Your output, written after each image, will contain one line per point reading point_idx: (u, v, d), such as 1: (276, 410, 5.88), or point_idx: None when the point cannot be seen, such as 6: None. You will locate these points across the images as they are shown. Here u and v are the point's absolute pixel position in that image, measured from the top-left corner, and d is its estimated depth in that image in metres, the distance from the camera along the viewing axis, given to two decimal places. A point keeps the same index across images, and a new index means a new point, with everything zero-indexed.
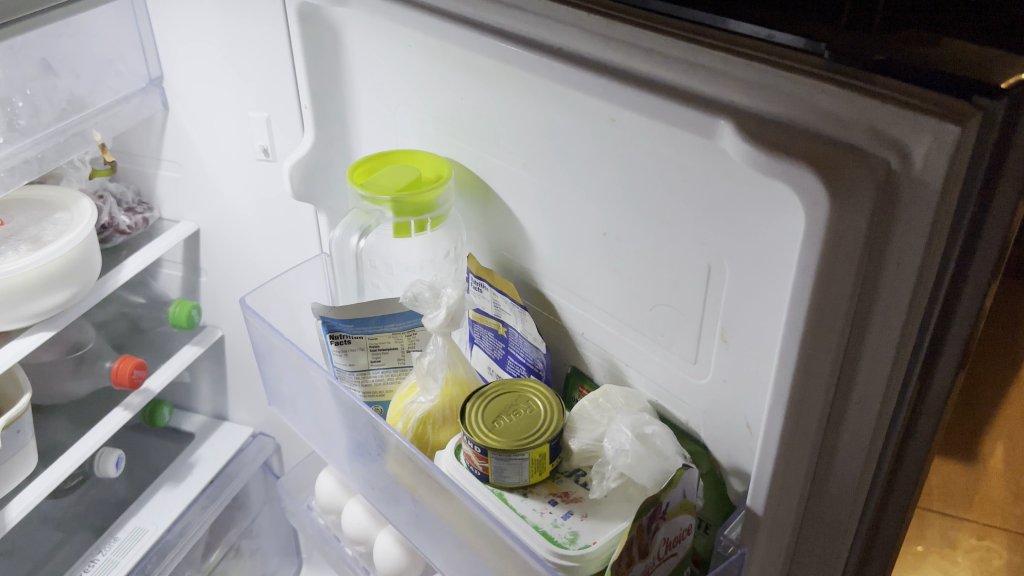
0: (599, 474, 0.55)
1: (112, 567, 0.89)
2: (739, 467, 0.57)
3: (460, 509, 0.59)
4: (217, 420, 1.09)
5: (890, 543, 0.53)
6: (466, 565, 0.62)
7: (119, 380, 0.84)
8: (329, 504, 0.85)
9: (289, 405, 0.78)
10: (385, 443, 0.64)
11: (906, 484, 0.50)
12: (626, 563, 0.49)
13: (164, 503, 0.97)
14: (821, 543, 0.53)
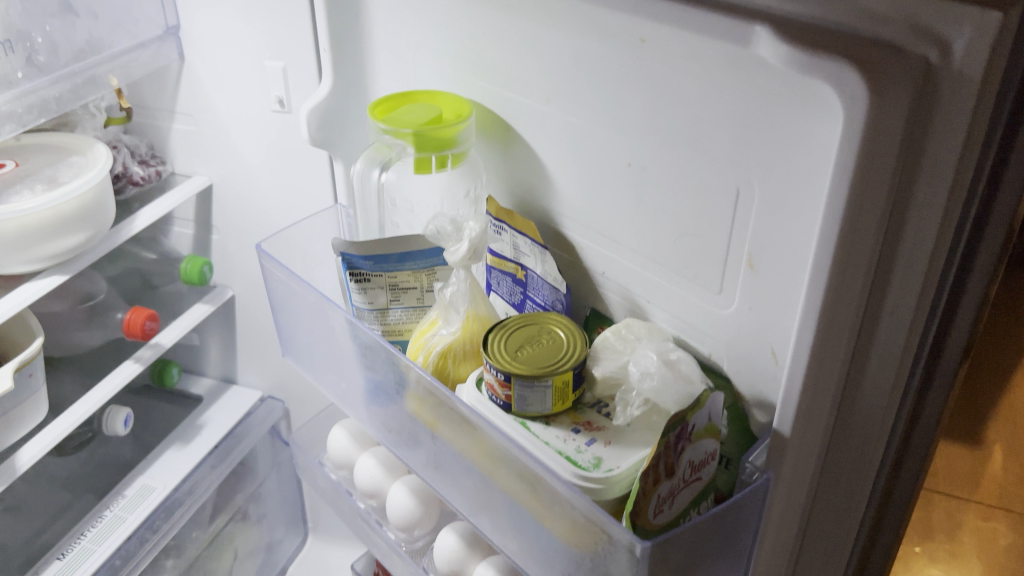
0: (623, 401, 0.55)
1: (120, 524, 0.88)
2: (763, 398, 0.56)
3: (482, 441, 0.59)
4: (226, 384, 1.08)
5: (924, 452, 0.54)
6: (487, 499, 0.62)
7: (131, 331, 0.84)
8: (341, 459, 0.85)
9: (303, 353, 0.78)
10: (405, 380, 0.64)
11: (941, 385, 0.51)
12: (653, 481, 0.48)
13: (172, 462, 0.96)
14: (845, 469, 0.53)
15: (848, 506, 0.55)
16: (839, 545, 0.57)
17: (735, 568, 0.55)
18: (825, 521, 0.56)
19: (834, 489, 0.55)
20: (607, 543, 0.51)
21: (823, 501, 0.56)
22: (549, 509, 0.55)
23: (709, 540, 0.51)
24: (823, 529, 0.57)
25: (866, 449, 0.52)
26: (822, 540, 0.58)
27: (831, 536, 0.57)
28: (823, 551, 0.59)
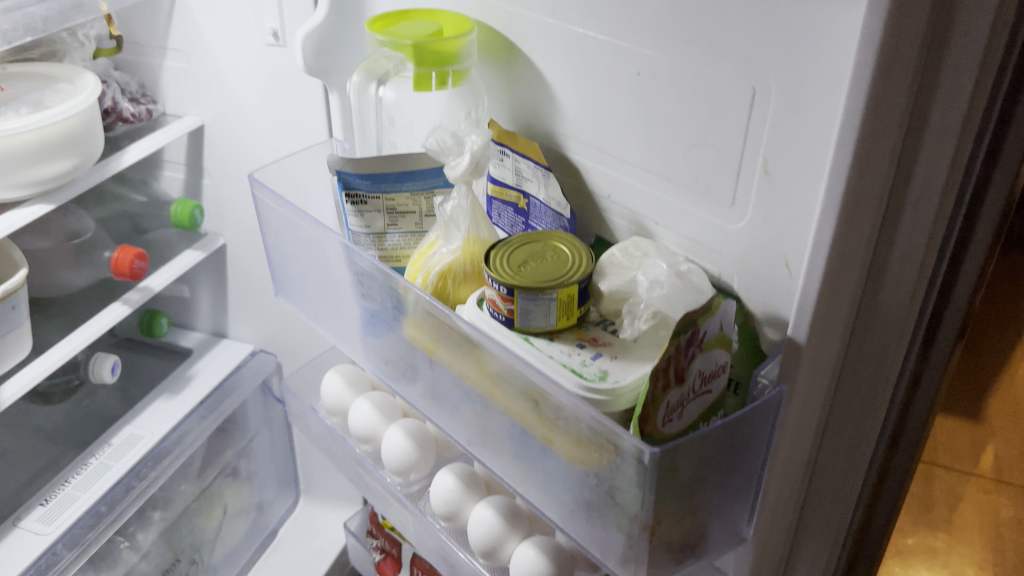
0: (630, 315, 0.52)
1: (106, 471, 0.85)
2: (775, 315, 0.54)
3: (484, 362, 0.57)
4: (216, 338, 1.05)
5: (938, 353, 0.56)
6: (489, 425, 0.60)
7: (120, 270, 0.81)
8: (335, 406, 0.82)
9: (296, 290, 0.76)
10: (403, 305, 0.62)
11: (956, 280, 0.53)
12: (662, 386, 0.46)
13: (161, 412, 0.93)
14: (868, 365, 0.54)
15: (868, 407, 0.55)
16: (857, 454, 0.57)
17: (749, 481, 0.53)
18: (845, 426, 0.56)
19: (855, 386, 0.55)
20: (615, 455, 0.49)
21: (843, 403, 0.56)
22: (554, 426, 0.53)
23: (717, 448, 0.49)
24: (842, 439, 0.57)
25: (889, 342, 0.52)
26: (839, 451, 0.58)
27: (849, 445, 0.57)
28: (841, 465, 0.58)
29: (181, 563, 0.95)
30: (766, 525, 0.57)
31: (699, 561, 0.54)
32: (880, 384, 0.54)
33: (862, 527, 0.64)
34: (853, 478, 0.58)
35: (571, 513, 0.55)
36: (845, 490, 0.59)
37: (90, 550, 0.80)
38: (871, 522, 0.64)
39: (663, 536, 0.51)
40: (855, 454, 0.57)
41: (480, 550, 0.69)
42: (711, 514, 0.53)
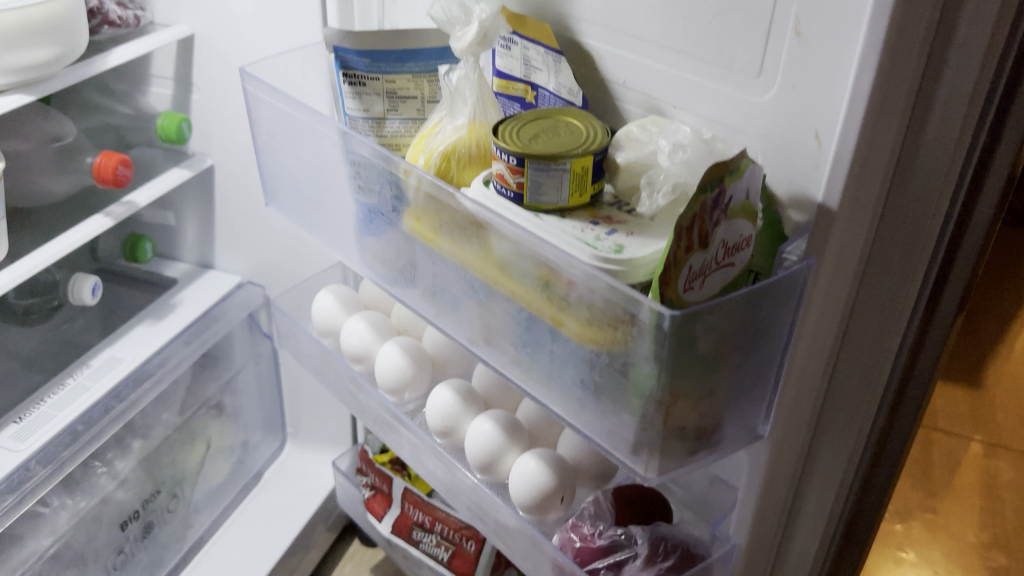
0: (648, 190, 0.49)
1: (84, 391, 0.81)
2: (802, 196, 0.50)
3: (490, 244, 0.53)
4: (202, 269, 1.01)
5: (979, 234, 0.52)
6: (493, 319, 0.56)
7: (103, 176, 0.77)
8: (326, 326, 0.79)
9: (290, 196, 0.72)
10: (403, 193, 0.58)
11: (1002, 151, 0.49)
12: (685, 249, 0.42)
13: (144, 336, 0.90)
14: (892, 267, 0.51)
15: (890, 317, 0.52)
16: (874, 374, 0.54)
17: (766, 376, 0.50)
18: (863, 341, 0.53)
19: (876, 293, 0.52)
20: (632, 327, 0.46)
21: (862, 313, 0.53)
22: (567, 305, 0.49)
23: (738, 324, 0.46)
24: (859, 355, 0.54)
25: (916, 240, 0.49)
26: (855, 371, 0.54)
27: (866, 363, 0.54)
28: (857, 387, 0.55)
29: (162, 495, 0.92)
30: (778, 439, 0.54)
31: (711, 457, 0.51)
32: (905, 289, 0.51)
33: (870, 472, 0.60)
34: (869, 402, 0.55)
35: (579, 401, 0.52)
36: (859, 415, 0.55)
37: (64, 469, 0.76)
38: (878, 469, 0.60)
39: (678, 420, 0.48)
40: (872, 373, 0.54)
41: (478, 463, 0.66)
42: (728, 404, 0.50)
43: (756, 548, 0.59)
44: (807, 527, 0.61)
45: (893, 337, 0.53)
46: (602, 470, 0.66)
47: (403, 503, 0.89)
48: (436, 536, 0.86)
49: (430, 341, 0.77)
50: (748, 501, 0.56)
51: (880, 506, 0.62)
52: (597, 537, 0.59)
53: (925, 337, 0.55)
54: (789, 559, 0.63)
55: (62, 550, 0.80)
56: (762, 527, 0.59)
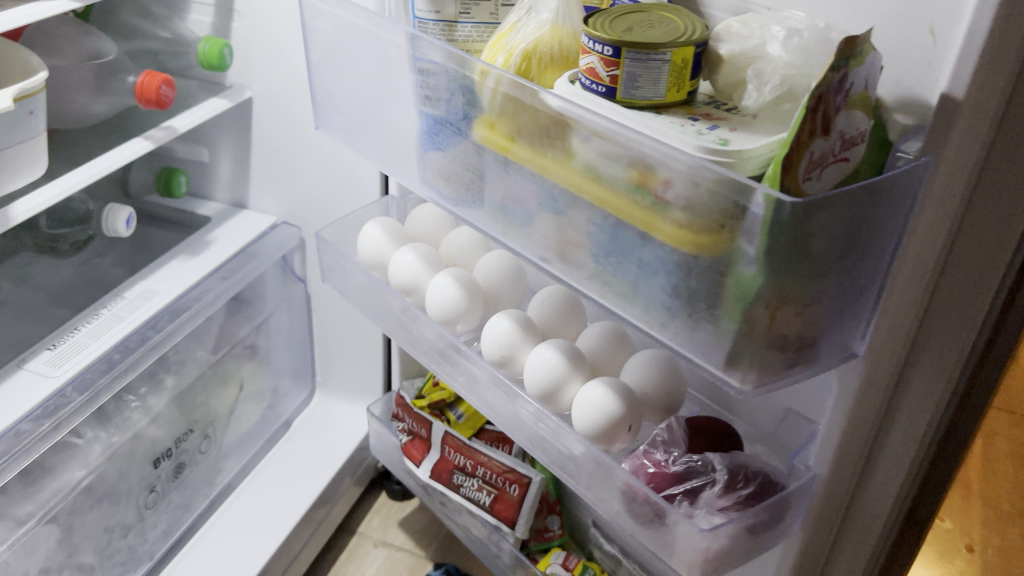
0: (754, 83, 0.47)
1: (119, 321, 0.78)
2: (914, 98, 0.46)
3: (574, 147, 0.50)
4: (236, 209, 0.98)
5: None
6: (569, 230, 0.54)
7: (145, 96, 0.74)
8: (373, 258, 0.76)
9: (343, 116, 0.69)
10: (475, 99, 0.55)
11: None
12: (808, 133, 0.40)
13: (179, 269, 0.87)
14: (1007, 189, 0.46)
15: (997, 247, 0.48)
16: (974, 309, 0.50)
17: (868, 289, 0.47)
18: (965, 272, 0.49)
19: (987, 218, 0.47)
20: (738, 222, 0.43)
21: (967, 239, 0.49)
22: (660, 206, 0.47)
23: (851, 221, 0.43)
24: (959, 288, 0.50)
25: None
26: (952, 306, 0.50)
27: (966, 296, 0.50)
28: (954, 324, 0.51)
29: (194, 435, 0.90)
30: (872, 361, 0.51)
31: (808, 372, 0.48)
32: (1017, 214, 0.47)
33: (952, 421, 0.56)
34: (964, 341, 0.51)
35: (666, 313, 0.49)
36: (953, 354, 0.52)
37: (101, 397, 0.74)
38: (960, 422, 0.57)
39: (781, 328, 0.45)
40: (973, 310, 0.50)
41: (539, 391, 0.64)
42: (833, 314, 0.47)
43: (835, 479, 0.57)
44: (886, 475, 0.57)
45: (999, 268, 0.49)
46: (669, 402, 0.64)
47: (444, 447, 0.86)
48: (478, 480, 0.84)
49: (483, 273, 0.74)
50: (835, 424, 0.54)
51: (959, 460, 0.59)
52: (671, 464, 0.58)
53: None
54: (860, 510, 0.60)
55: (95, 484, 0.78)
56: (845, 457, 0.56)
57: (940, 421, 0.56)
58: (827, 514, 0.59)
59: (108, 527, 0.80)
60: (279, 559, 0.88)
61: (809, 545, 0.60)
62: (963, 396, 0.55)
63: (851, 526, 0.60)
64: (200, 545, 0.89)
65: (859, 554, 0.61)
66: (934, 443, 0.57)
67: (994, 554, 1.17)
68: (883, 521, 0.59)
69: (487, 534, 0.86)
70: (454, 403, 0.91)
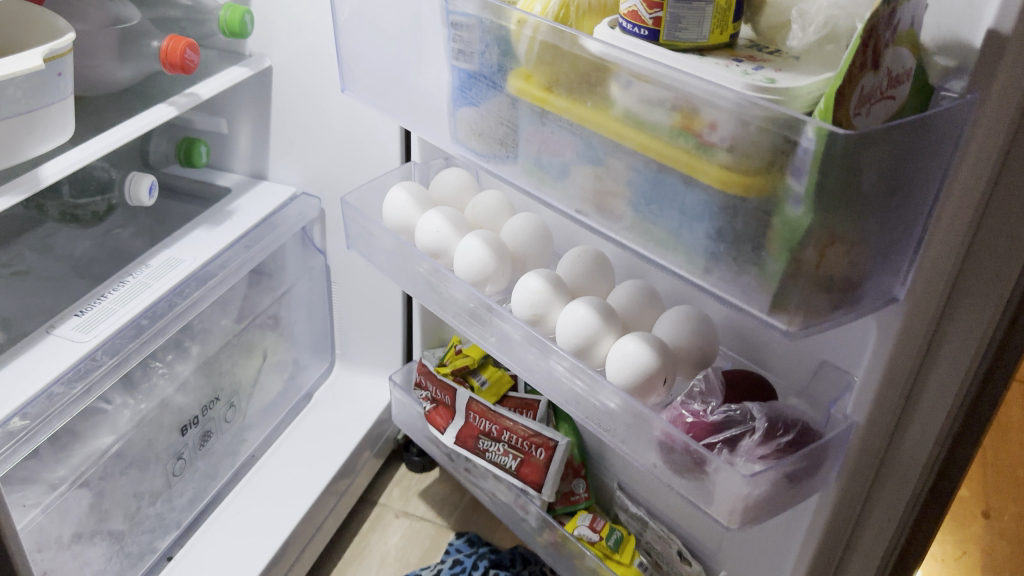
0: (799, 24, 0.48)
1: (146, 289, 0.78)
2: (957, 36, 0.45)
3: (615, 93, 0.50)
4: (255, 180, 0.98)
5: None
6: (608, 181, 0.54)
7: (170, 61, 0.74)
8: (399, 223, 0.76)
9: (369, 76, 0.69)
10: (511, 50, 0.55)
11: None
12: (859, 67, 0.40)
13: (203, 238, 0.87)
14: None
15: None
16: (1015, 252, 0.50)
17: (912, 230, 0.47)
18: (1007, 215, 0.50)
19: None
20: (787, 159, 0.43)
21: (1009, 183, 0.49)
22: (704, 148, 0.47)
23: (900, 157, 0.43)
24: (1000, 232, 0.50)
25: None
26: (994, 250, 0.51)
27: (1007, 240, 0.50)
28: (994, 267, 0.51)
29: (220, 403, 0.91)
30: (912, 306, 0.51)
31: (852, 315, 0.48)
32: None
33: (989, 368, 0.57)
34: (1005, 285, 0.51)
35: (708, 257, 0.49)
36: (993, 298, 0.52)
37: (130, 361, 0.74)
38: (996, 371, 0.57)
39: (829, 268, 0.45)
40: (1014, 253, 0.50)
41: (573, 347, 0.64)
42: (877, 255, 0.46)
43: (872, 428, 0.57)
44: (924, 422, 0.58)
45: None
46: (702, 356, 0.64)
47: (468, 413, 0.87)
48: (503, 445, 0.84)
49: (510, 236, 0.74)
50: (873, 371, 0.54)
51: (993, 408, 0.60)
52: (710, 414, 0.58)
53: None
54: (897, 457, 0.61)
55: (125, 449, 0.78)
56: (881, 407, 0.56)
57: (977, 369, 0.56)
58: (864, 463, 0.60)
59: (138, 493, 0.80)
60: (305, 527, 0.88)
61: (846, 493, 0.61)
62: (1000, 345, 0.56)
63: (888, 474, 0.61)
64: (226, 513, 0.90)
65: (896, 502, 0.62)
66: (971, 391, 0.58)
67: (1010, 519, 1.20)
68: (920, 468, 0.60)
69: (513, 498, 0.86)
70: (476, 370, 0.91)
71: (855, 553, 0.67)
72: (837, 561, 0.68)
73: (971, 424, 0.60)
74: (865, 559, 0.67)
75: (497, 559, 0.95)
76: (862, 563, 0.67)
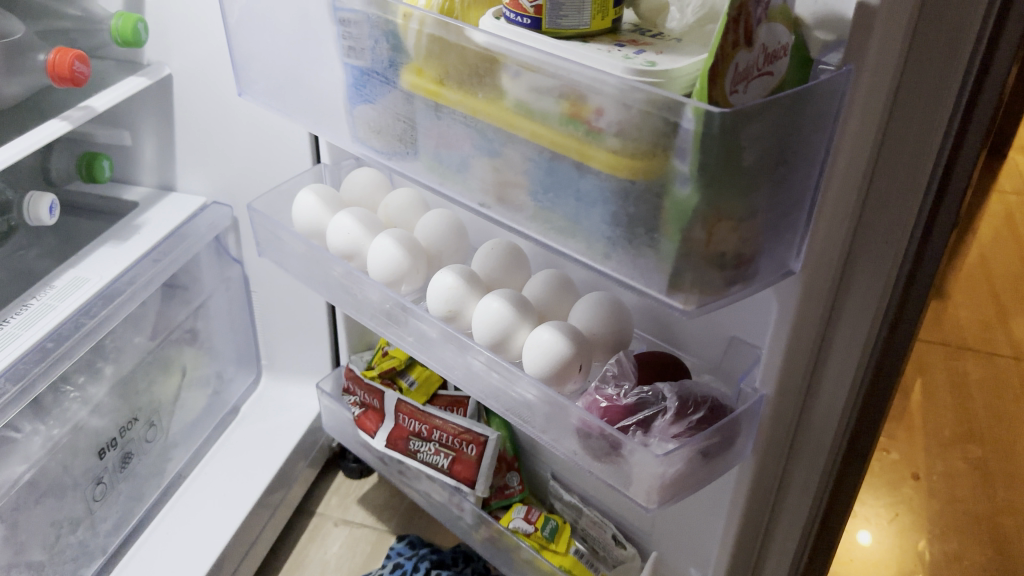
0: (677, 6, 0.49)
1: (49, 311, 0.76)
2: (830, 12, 0.45)
3: (505, 84, 0.50)
4: (164, 192, 0.95)
5: (1005, 77, 0.49)
6: (505, 173, 0.54)
7: (59, 74, 0.72)
8: (310, 226, 0.74)
9: (265, 79, 0.67)
10: (401, 44, 0.55)
11: None
12: (732, 45, 0.41)
13: (110, 255, 0.85)
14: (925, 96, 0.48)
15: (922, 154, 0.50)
16: (902, 217, 0.52)
17: (801, 203, 0.48)
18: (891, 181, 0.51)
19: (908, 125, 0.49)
20: (671, 140, 0.43)
21: (892, 149, 0.50)
22: (594, 134, 0.47)
23: (780, 131, 0.44)
24: (887, 198, 0.52)
25: (950, 61, 0.47)
26: (884, 215, 0.52)
27: (893, 206, 0.52)
28: (885, 233, 0.53)
29: (139, 423, 0.89)
30: (809, 277, 0.52)
31: (748, 291, 0.49)
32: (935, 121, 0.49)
33: (891, 332, 0.58)
34: (896, 251, 0.53)
35: (607, 243, 0.50)
36: (886, 263, 0.54)
37: (36, 387, 0.72)
38: (897, 335, 0.59)
39: (719, 245, 0.45)
40: (903, 219, 0.52)
41: (489, 341, 0.64)
42: (767, 229, 0.47)
43: (783, 399, 0.58)
44: (832, 387, 0.60)
45: (924, 176, 0.51)
46: (617, 340, 0.64)
47: (398, 415, 0.86)
48: (434, 444, 0.84)
49: (422, 233, 0.74)
50: (777, 343, 0.55)
51: (898, 370, 0.62)
52: (623, 397, 0.58)
53: (948, 188, 0.53)
54: (812, 423, 0.62)
55: (38, 478, 0.76)
56: (789, 378, 0.57)
57: (878, 332, 0.58)
58: (780, 433, 0.61)
59: (56, 521, 0.79)
60: (238, 543, 0.87)
61: (763, 465, 0.62)
62: (897, 310, 0.57)
63: (804, 440, 0.63)
64: (155, 535, 0.88)
65: (814, 467, 0.64)
66: (874, 355, 0.59)
67: (939, 478, 1.24)
68: (833, 434, 0.61)
69: (447, 496, 0.86)
70: (403, 371, 0.89)
71: (779, 520, 0.69)
72: (763, 530, 0.69)
73: (880, 386, 0.62)
74: (789, 525, 0.68)
75: (438, 559, 0.95)
76: (787, 530, 0.69)
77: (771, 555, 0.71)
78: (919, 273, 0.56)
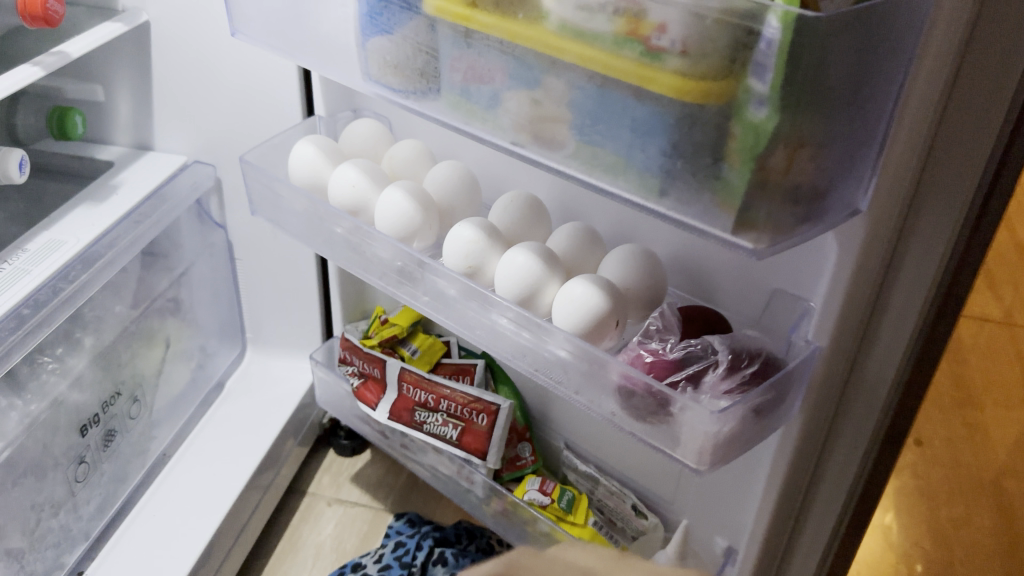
0: None
1: (25, 276, 0.70)
2: None
3: (547, 2, 0.45)
4: (140, 152, 0.89)
5: None
6: (544, 108, 0.49)
7: (30, 13, 0.66)
8: (309, 180, 0.69)
9: (264, 16, 0.62)
10: None
11: None
12: None
13: (86, 217, 0.78)
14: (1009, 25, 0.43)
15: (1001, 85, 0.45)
16: (974, 160, 0.48)
17: (874, 134, 0.44)
18: (964, 119, 0.47)
19: (989, 48, 0.44)
20: (749, 53, 0.39)
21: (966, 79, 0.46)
22: (654, 55, 0.42)
23: (864, 48, 0.40)
24: (958, 138, 0.47)
25: None
26: (954, 154, 0.48)
27: (963, 150, 0.48)
28: (952, 173, 0.49)
29: (122, 398, 0.83)
30: (875, 218, 0.48)
31: (819, 230, 0.44)
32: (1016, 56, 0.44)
33: (951, 282, 0.55)
34: (964, 195, 0.49)
35: (664, 178, 0.45)
36: (953, 208, 0.50)
37: (11, 357, 0.65)
38: (956, 285, 0.55)
39: (796, 175, 0.41)
40: (974, 158, 0.48)
41: (515, 297, 0.59)
42: (843, 160, 0.43)
43: (836, 352, 0.55)
44: (888, 339, 0.56)
45: (1000, 113, 0.46)
46: (652, 295, 0.60)
47: (401, 384, 0.81)
48: (442, 414, 0.79)
49: (434, 186, 0.68)
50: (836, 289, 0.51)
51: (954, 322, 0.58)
52: (669, 351, 0.55)
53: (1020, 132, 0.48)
54: (864, 378, 0.58)
55: (16, 457, 0.70)
56: (844, 329, 0.54)
57: (939, 283, 0.54)
58: (829, 388, 0.57)
59: (36, 505, 0.73)
60: (231, 524, 0.81)
61: (811, 424, 0.58)
62: (958, 262, 0.53)
63: (853, 397, 0.60)
64: (140, 519, 0.82)
65: (862, 428, 0.60)
66: (933, 307, 0.55)
67: (940, 444, 1.23)
68: (887, 389, 0.58)
69: (456, 469, 0.81)
70: (405, 339, 0.85)
71: (819, 486, 0.65)
72: (802, 495, 0.66)
73: (938, 338, 0.59)
74: (831, 491, 0.64)
75: (441, 537, 0.90)
76: (828, 496, 0.65)
77: (808, 522, 0.68)
78: (985, 220, 0.52)
